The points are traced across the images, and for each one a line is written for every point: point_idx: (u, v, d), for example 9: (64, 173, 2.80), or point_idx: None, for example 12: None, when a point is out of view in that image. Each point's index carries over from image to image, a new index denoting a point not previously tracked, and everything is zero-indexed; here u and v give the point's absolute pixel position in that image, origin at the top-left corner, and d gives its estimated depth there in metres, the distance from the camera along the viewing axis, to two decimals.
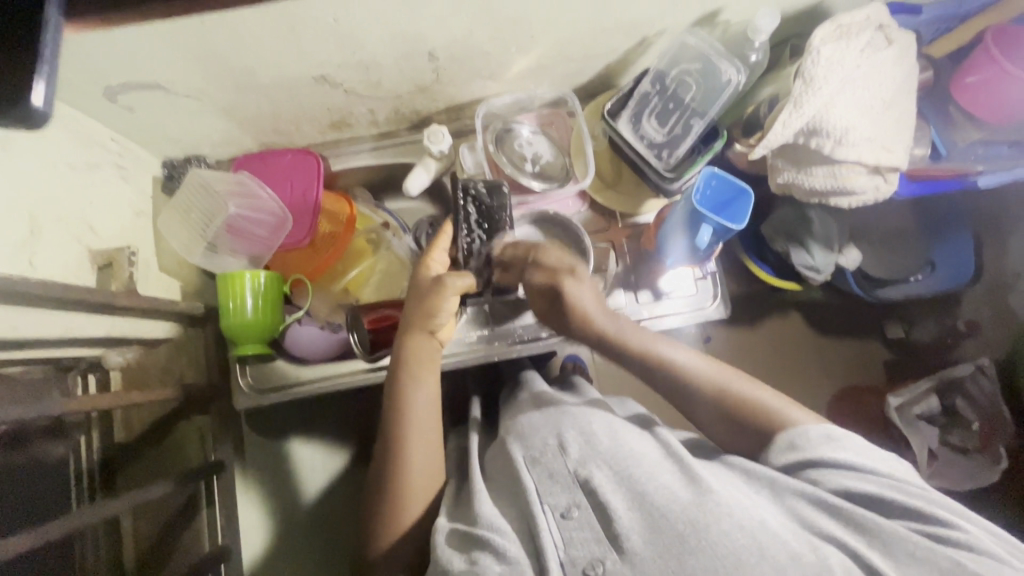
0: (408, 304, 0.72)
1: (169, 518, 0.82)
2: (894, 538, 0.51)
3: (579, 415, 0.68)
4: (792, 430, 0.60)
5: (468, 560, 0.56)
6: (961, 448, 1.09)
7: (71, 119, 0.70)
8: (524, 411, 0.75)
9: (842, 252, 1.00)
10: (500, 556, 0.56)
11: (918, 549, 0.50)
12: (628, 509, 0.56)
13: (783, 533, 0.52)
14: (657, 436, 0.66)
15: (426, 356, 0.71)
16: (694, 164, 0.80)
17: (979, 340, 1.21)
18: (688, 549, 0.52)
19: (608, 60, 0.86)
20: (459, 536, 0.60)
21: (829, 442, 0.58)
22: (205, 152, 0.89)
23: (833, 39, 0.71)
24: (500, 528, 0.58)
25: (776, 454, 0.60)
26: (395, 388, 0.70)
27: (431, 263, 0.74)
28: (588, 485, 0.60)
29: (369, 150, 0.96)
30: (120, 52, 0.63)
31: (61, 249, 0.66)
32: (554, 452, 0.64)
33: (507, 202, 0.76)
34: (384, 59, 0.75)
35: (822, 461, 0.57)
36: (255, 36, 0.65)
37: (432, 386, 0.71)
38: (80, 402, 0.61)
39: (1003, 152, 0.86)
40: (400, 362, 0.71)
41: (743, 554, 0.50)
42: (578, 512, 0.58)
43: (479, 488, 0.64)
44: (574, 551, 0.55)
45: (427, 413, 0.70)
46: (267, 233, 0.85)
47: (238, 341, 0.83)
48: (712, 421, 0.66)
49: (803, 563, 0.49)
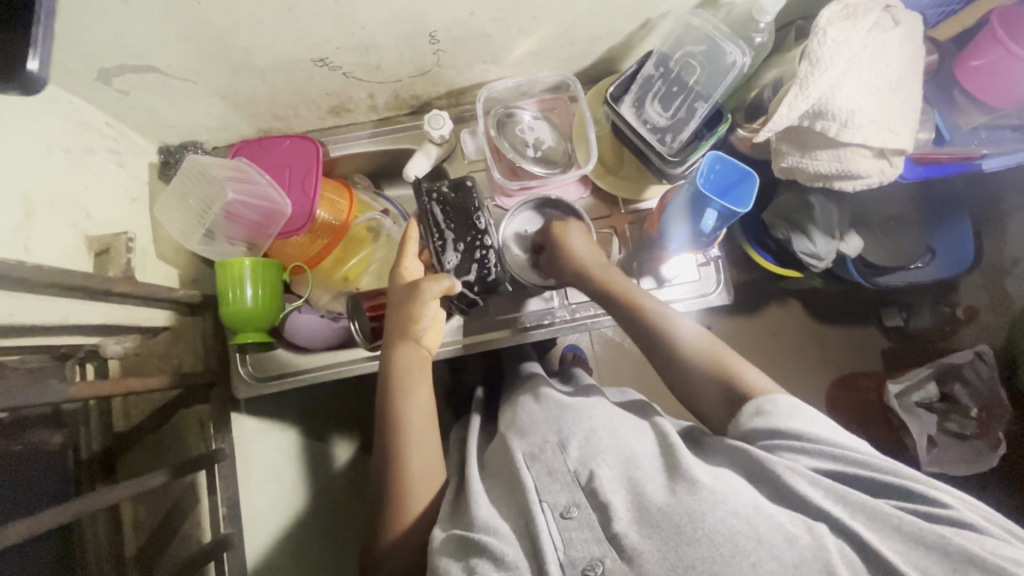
0: (390, 314, 0.74)
1: (170, 507, 0.81)
2: (878, 513, 0.50)
3: (579, 411, 0.69)
4: (763, 398, 0.61)
5: (466, 569, 0.55)
6: (960, 434, 1.09)
7: (65, 102, 0.69)
8: (523, 405, 0.75)
9: (844, 239, 0.99)
10: (499, 562, 0.54)
11: (903, 524, 0.49)
12: (626, 509, 0.55)
13: (777, 515, 0.51)
14: (656, 429, 0.66)
15: (414, 365, 0.72)
16: (699, 148, 0.77)
17: (977, 326, 1.21)
18: (686, 539, 0.50)
19: (611, 43, 0.85)
20: (455, 542, 0.58)
21: (796, 413, 0.59)
22: (203, 138, 0.88)
23: (840, 19, 0.71)
24: (498, 530, 0.57)
25: (743, 419, 0.61)
26: (386, 397, 0.70)
27: (404, 271, 0.76)
28: (590, 483, 0.58)
29: (368, 136, 0.94)
30: (115, 33, 0.62)
31: (56, 235, 0.64)
32: (553, 449, 0.64)
33: (474, 197, 0.78)
34: (384, 41, 0.74)
35: (787, 431, 0.58)
36: (253, 15, 0.64)
37: (423, 395, 0.71)
38: (80, 387, 0.60)
39: (1006, 136, 0.86)
40: (388, 373, 0.71)
41: (741, 539, 0.49)
42: (578, 511, 0.57)
43: (477, 490, 0.63)
44: (574, 552, 0.54)
45: (421, 419, 0.69)
46: (265, 220, 0.83)
47: (238, 330, 0.82)
48: (706, 401, 0.67)
49: (800, 546, 0.48)
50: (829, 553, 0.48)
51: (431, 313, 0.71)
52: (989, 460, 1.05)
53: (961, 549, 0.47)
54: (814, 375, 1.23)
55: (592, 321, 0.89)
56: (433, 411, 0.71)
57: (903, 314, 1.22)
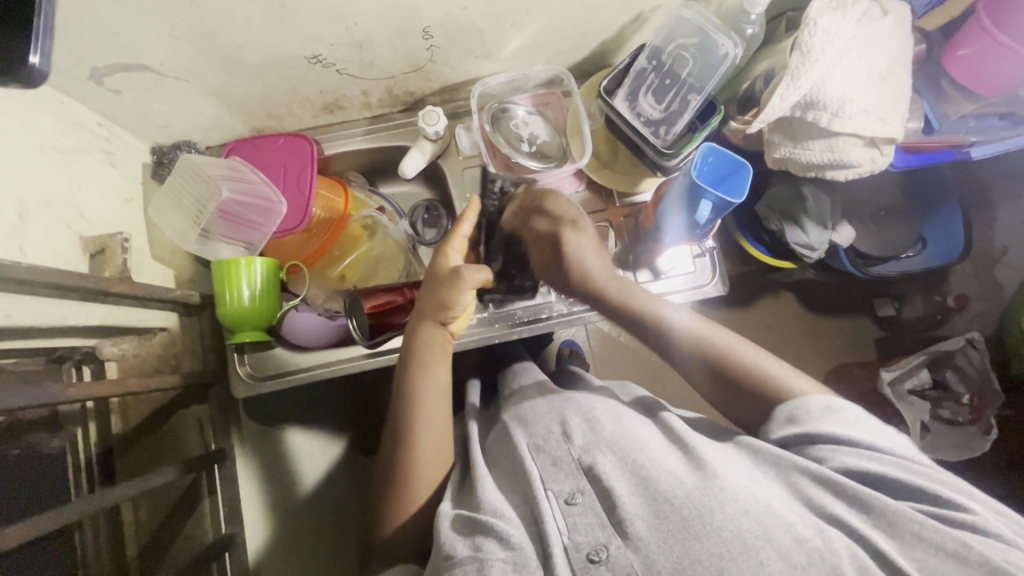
0: (426, 288, 0.71)
1: (171, 507, 0.81)
2: (899, 518, 0.50)
3: (581, 402, 0.70)
4: (796, 403, 0.62)
5: (471, 546, 0.55)
6: (952, 420, 1.10)
7: (57, 102, 0.68)
8: (528, 397, 0.76)
9: (836, 229, 1.00)
10: (505, 541, 0.55)
11: (924, 530, 0.49)
12: (632, 495, 0.55)
13: (788, 516, 0.51)
14: (660, 423, 0.67)
15: (437, 345, 0.71)
16: (694, 139, 0.78)
17: (968, 315, 1.22)
18: (691, 534, 0.51)
19: (604, 35, 0.85)
20: (461, 520, 0.59)
21: (828, 416, 0.59)
22: (197, 137, 0.88)
23: (830, 10, 0.72)
24: (503, 513, 0.58)
25: (775, 427, 0.61)
26: (406, 371, 0.71)
27: (449, 253, 0.75)
28: (592, 472, 0.59)
29: (362, 134, 0.94)
30: (106, 32, 0.61)
31: (50, 237, 0.64)
32: (557, 440, 0.64)
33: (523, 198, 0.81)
34: (377, 38, 0.74)
35: (826, 436, 0.57)
36: (245, 12, 0.63)
37: (441, 376, 0.71)
38: (77, 388, 0.61)
39: (994, 124, 0.87)
40: (412, 349, 0.71)
41: (749, 537, 0.49)
42: (582, 498, 0.57)
43: (483, 474, 0.65)
44: (577, 536, 0.54)
45: (435, 401, 0.70)
46: (260, 218, 0.83)
47: (235, 330, 0.81)
48: (684, 363, 0.69)
49: (810, 547, 0.49)
50: (839, 557, 0.48)
51: (466, 300, 0.69)
52: (982, 445, 1.07)
53: (981, 559, 0.47)
54: (809, 366, 1.24)
55: (588, 315, 0.90)
56: (446, 395, 0.72)
57: (896, 304, 1.23)
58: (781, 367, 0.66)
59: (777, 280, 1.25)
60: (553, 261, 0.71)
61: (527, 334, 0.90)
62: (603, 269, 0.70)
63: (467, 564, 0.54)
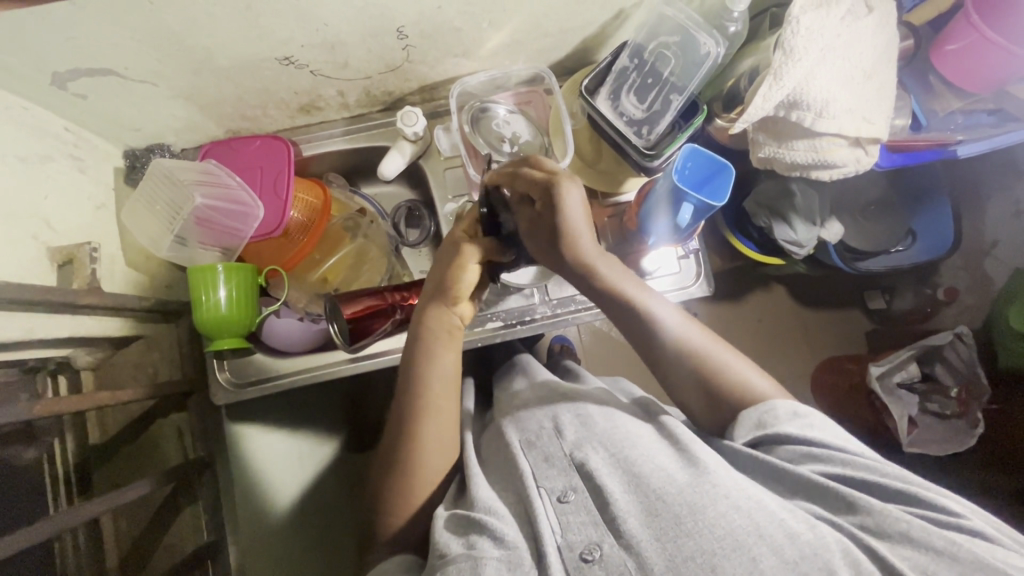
0: (433, 270, 0.72)
1: (152, 515, 0.84)
2: (887, 519, 0.50)
3: (575, 402, 0.69)
4: (762, 407, 0.61)
5: (466, 544, 0.55)
6: (939, 414, 1.10)
7: (20, 108, 0.66)
8: (526, 399, 0.74)
9: (826, 224, 0.98)
10: (499, 540, 0.54)
11: (912, 529, 0.48)
12: (624, 492, 0.55)
13: (780, 513, 0.51)
14: (659, 424, 0.66)
15: (445, 328, 0.70)
16: (676, 140, 0.77)
17: (958, 307, 1.21)
18: (685, 531, 0.50)
19: (584, 33, 0.84)
20: (457, 519, 0.59)
21: (797, 420, 0.59)
22: (169, 140, 0.86)
23: (814, 7, 0.70)
24: (497, 512, 0.57)
25: (741, 432, 0.61)
26: (412, 357, 0.70)
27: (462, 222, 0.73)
28: (585, 468, 0.58)
29: (341, 134, 0.92)
30: (62, 35, 0.59)
31: (12, 247, 0.63)
32: (549, 436, 0.64)
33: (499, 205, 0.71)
34: (350, 38, 0.72)
35: (789, 438, 0.57)
36: (209, 15, 0.62)
37: (449, 359, 0.70)
38: (44, 404, 0.58)
39: (983, 120, 0.87)
40: (418, 336, 0.70)
41: (741, 534, 0.49)
42: (575, 495, 0.57)
43: (476, 473, 0.64)
44: (571, 535, 0.53)
45: (439, 431, 0.68)
46: (235, 223, 0.81)
47: (213, 336, 0.80)
48: (672, 378, 0.68)
49: (802, 542, 0.48)
50: (830, 552, 0.47)
51: (473, 275, 0.69)
52: (968, 439, 1.07)
53: (970, 556, 0.46)
54: (800, 360, 1.24)
55: (573, 316, 0.89)
56: (453, 383, 0.70)
57: (886, 296, 1.23)
58: (747, 368, 0.66)
59: (767, 275, 1.24)
60: (544, 214, 0.66)
61: (513, 337, 0.89)
62: (594, 243, 0.67)
63: (461, 561, 0.53)
